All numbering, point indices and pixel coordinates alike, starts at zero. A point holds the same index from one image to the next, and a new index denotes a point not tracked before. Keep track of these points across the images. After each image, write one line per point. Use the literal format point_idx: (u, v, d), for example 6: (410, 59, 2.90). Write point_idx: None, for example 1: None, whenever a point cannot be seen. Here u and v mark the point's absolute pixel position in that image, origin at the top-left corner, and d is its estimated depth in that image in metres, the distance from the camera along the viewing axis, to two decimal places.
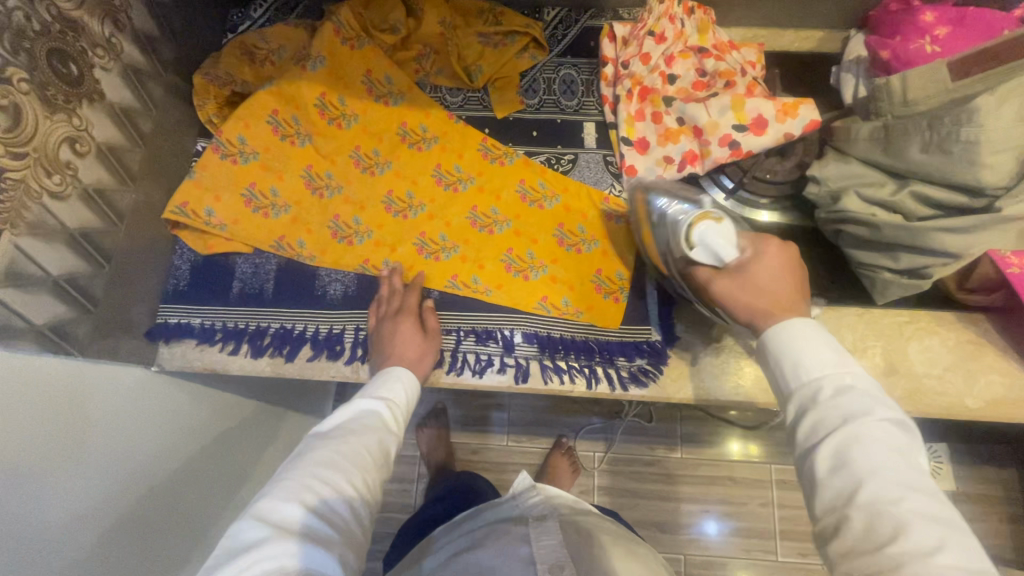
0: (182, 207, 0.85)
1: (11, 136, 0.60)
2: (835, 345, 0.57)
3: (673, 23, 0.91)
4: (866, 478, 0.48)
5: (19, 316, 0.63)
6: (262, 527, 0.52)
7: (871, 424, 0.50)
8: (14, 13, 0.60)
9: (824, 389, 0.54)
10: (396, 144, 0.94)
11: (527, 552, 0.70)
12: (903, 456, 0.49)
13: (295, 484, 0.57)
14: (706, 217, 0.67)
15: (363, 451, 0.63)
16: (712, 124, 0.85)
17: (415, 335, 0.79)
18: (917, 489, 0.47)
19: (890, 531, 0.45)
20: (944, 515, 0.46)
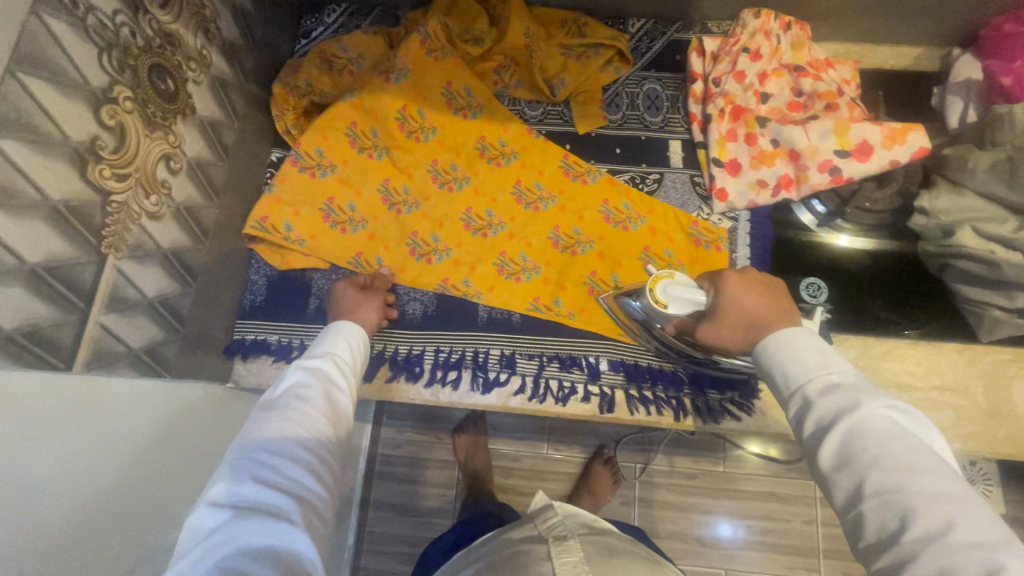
0: (262, 222, 0.84)
1: (116, 158, 0.58)
2: (818, 345, 0.56)
3: (769, 39, 0.87)
4: (868, 472, 0.46)
5: (118, 340, 0.61)
6: (218, 512, 0.51)
7: (861, 414, 0.49)
8: (121, 28, 0.57)
9: (810, 389, 0.53)
10: (475, 158, 0.91)
11: (550, 568, 0.68)
12: (900, 437, 0.47)
13: (245, 457, 0.56)
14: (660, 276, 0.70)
15: (307, 410, 0.61)
16: (812, 149, 0.82)
17: (359, 297, 0.80)
18: (919, 471, 0.45)
19: (902, 522, 0.43)
20: (955, 492, 0.43)
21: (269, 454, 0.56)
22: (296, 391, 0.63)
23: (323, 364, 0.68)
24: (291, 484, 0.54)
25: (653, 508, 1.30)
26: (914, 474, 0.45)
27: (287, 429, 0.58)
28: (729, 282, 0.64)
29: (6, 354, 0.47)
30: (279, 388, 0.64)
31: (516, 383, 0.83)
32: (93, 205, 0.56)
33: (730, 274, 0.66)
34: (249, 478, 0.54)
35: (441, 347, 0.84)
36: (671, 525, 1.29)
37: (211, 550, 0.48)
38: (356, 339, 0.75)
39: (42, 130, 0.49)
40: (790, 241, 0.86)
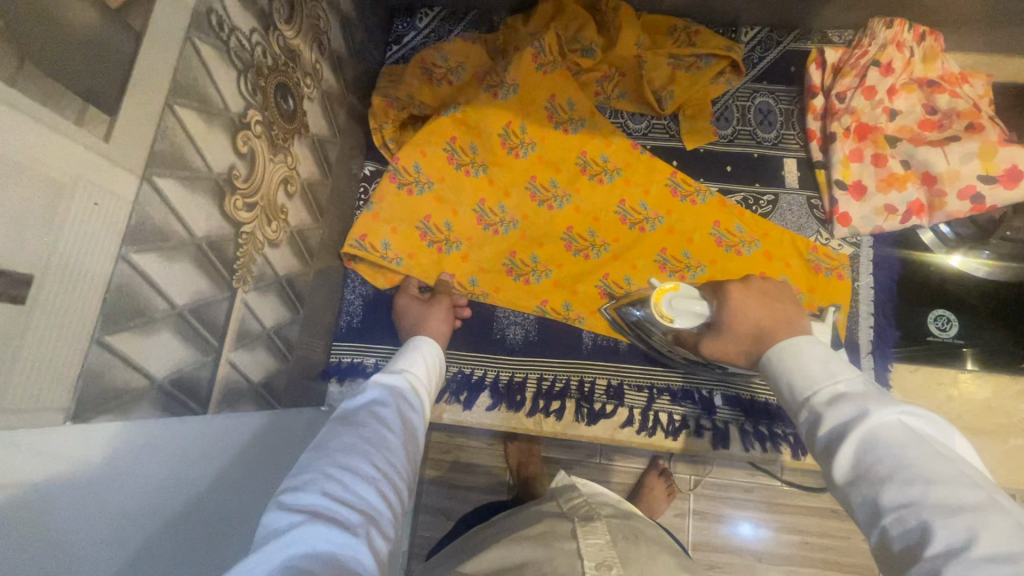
0: (360, 240, 0.80)
1: (247, 187, 0.55)
2: (825, 356, 0.51)
3: (901, 51, 0.80)
4: (883, 483, 0.40)
5: (242, 375, 0.59)
6: (289, 513, 0.43)
7: (867, 422, 0.43)
8: (255, 48, 0.54)
9: (816, 401, 0.48)
10: (576, 174, 0.86)
11: (576, 548, 0.63)
12: (915, 445, 0.41)
13: (321, 462, 0.49)
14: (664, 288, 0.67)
15: (386, 433, 0.55)
16: (953, 173, 0.76)
17: (444, 311, 0.78)
18: (936, 479, 0.38)
19: (921, 538, 0.37)
20: (981, 500, 0.36)
21: (344, 463, 0.49)
22: (373, 406, 0.58)
23: (398, 383, 0.63)
24: (359, 498, 0.47)
25: (708, 521, 1.18)
26: (930, 483, 0.38)
27: (364, 443, 0.52)
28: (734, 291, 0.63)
29: (157, 404, 0.46)
30: (360, 403, 0.58)
31: (623, 415, 0.79)
32: (228, 238, 0.53)
33: (735, 284, 0.64)
34: (323, 483, 0.46)
35: (544, 375, 0.81)
36: (725, 539, 1.17)
37: (278, 550, 0.40)
38: (435, 357, 0.72)
39: (191, 163, 0.46)
40: (916, 268, 0.81)
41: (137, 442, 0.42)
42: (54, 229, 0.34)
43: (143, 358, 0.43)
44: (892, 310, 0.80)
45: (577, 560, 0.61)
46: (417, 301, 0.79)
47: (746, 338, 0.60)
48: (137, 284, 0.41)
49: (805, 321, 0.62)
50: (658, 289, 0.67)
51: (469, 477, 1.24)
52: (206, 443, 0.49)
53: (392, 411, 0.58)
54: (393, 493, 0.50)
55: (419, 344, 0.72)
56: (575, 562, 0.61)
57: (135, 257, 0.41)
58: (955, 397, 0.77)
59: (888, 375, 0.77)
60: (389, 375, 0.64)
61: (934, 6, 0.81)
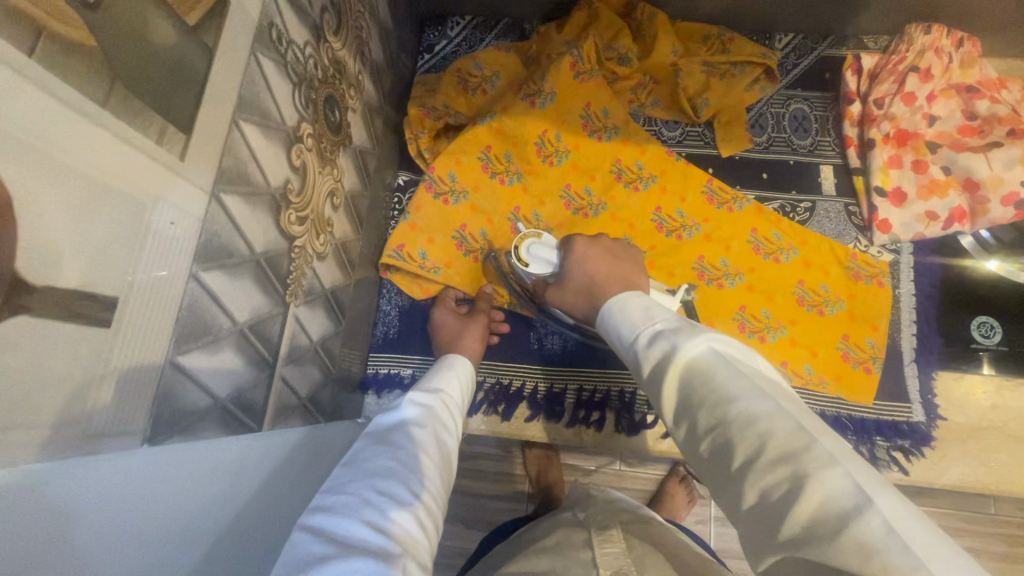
0: (398, 250, 0.80)
1: (299, 201, 0.54)
2: (646, 303, 0.53)
3: (940, 56, 0.80)
4: (698, 410, 0.42)
5: (292, 390, 0.58)
6: (322, 540, 0.40)
7: (679, 356, 0.45)
8: (308, 60, 0.53)
9: (639, 344, 0.49)
10: (610, 182, 0.86)
11: (590, 558, 0.61)
12: (719, 368, 0.42)
13: (357, 484, 0.46)
14: (527, 234, 0.73)
15: (422, 457, 0.53)
16: (995, 180, 0.75)
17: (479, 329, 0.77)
18: (735, 396, 0.40)
19: (728, 455, 0.39)
20: (768, 408, 0.38)
21: (381, 488, 0.47)
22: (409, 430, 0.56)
23: (432, 404, 0.61)
24: (396, 526, 0.44)
25: (734, 529, 1.17)
26: (730, 401, 0.40)
27: (401, 468, 0.50)
28: (579, 244, 0.68)
29: (219, 423, 0.45)
30: (392, 423, 0.56)
31: (664, 425, 0.78)
32: (282, 252, 0.52)
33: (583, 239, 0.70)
34: (358, 508, 0.44)
35: (584, 386, 0.80)
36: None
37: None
38: (467, 374, 0.71)
39: (252, 179, 0.46)
40: (956, 274, 0.80)
41: (210, 459, 0.41)
42: (136, 252, 0.33)
43: (208, 378, 0.43)
44: (934, 316, 0.79)
45: (592, 570, 0.59)
46: (451, 315, 0.79)
47: (581, 291, 0.65)
48: (205, 302, 0.41)
49: (644, 280, 0.66)
50: (523, 235, 0.73)
51: (493, 486, 1.23)
52: (269, 457, 0.49)
53: (428, 435, 0.56)
54: (428, 522, 0.48)
55: (452, 361, 0.71)
56: (590, 571, 0.59)
57: (204, 275, 0.41)
58: (1000, 404, 0.76)
59: (932, 383, 0.77)
60: (421, 395, 0.62)
61: (973, 11, 0.80)
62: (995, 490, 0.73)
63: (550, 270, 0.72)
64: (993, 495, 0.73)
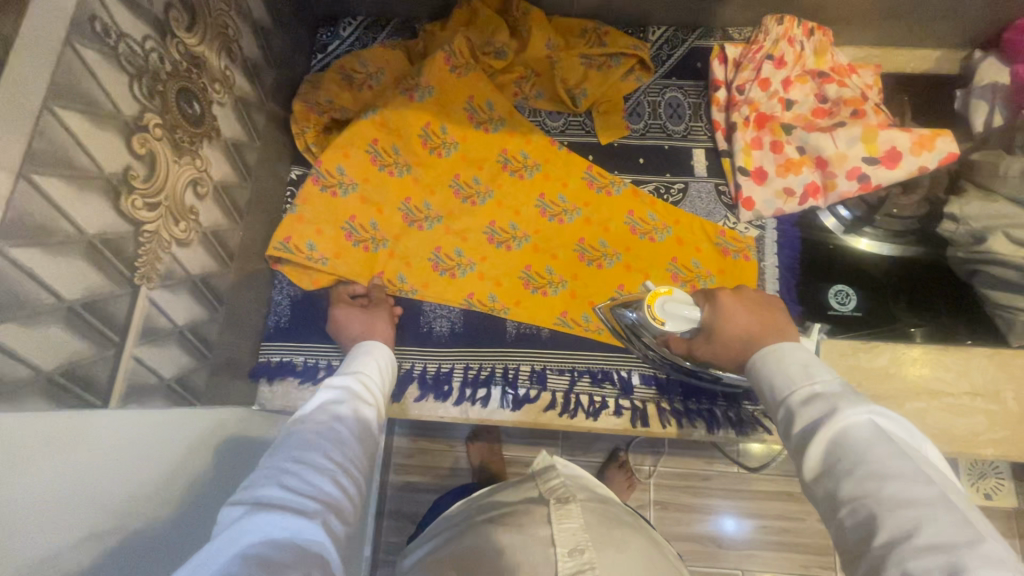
0: (284, 242, 0.82)
1: (147, 187, 0.57)
2: (811, 362, 0.57)
3: (792, 45, 0.87)
4: (843, 478, 0.45)
5: (151, 371, 0.60)
6: (242, 507, 0.46)
7: (839, 419, 0.48)
8: (150, 54, 0.56)
9: (795, 401, 0.53)
10: (497, 171, 0.90)
11: (549, 535, 0.64)
12: (874, 442, 0.46)
13: (276, 458, 0.51)
14: (658, 292, 0.73)
15: (340, 427, 0.57)
16: (840, 156, 0.81)
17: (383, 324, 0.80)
18: (889, 474, 0.43)
19: (872, 528, 0.42)
20: (929, 494, 0.42)
21: (299, 457, 0.51)
22: (332, 405, 0.59)
23: (352, 384, 0.64)
24: (316, 491, 0.49)
25: (670, 511, 1.20)
26: (886, 479, 0.43)
27: (320, 439, 0.54)
28: (724, 298, 0.69)
29: (50, 395, 0.47)
30: (316, 401, 0.60)
31: (546, 399, 0.82)
32: (126, 236, 0.55)
33: (727, 292, 0.71)
34: (280, 479, 0.48)
35: (470, 364, 0.83)
36: (686, 527, 1.19)
37: (234, 541, 0.42)
38: (385, 359, 0.73)
39: (76, 163, 0.48)
40: (816, 246, 0.86)
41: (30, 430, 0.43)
42: None
43: (27, 351, 0.45)
44: (795, 286, 0.84)
45: (550, 549, 0.62)
46: (352, 307, 0.81)
47: (735, 341, 0.66)
48: (15, 276, 0.43)
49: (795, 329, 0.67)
50: (654, 293, 0.73)
51: (431, 479, 1.25)
52: (109, 431, 0.51)
53: (351, 409, 0.60)
54: (348, 484, 0.53)
55: (370, 348, 0.73)
56: (548, 550, 0.62)
57: (14, 251, 0.43)
58: (858, 366, 0.81)
59: None
60: (345, 377, 0.65)
61: (817, 3, 0.87)
62: None
63: (692, 327, 0.72)
64: None
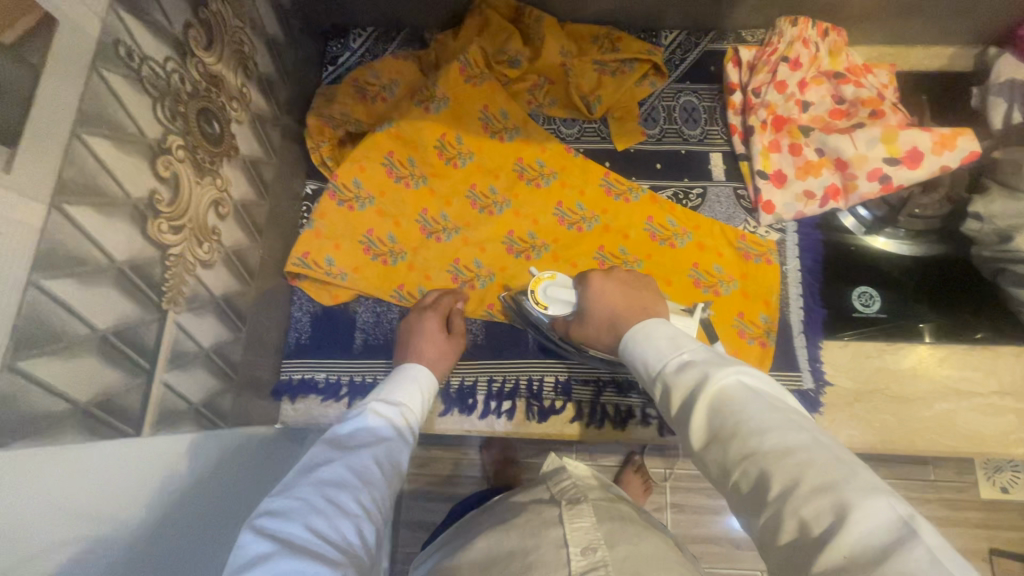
0: (302, 258, 0.81)
1: (171, 211, 0.56)
2: (674, 332, 0.57)
3: (807, 47, 0.86)
4: (731, 440, 0.45)
5: (179, 396, 0.59)
6: (269, 540, 0.44)
7: (710, 384, 0.49)
8: (171, 75, 0.55)
9: (668, 371, 0.53)
10: (514, 180, 0.89)
11: (561, 535, 0.59)
12: (751, 401, 0.46)
13: (308, 488, 0.50)
14: (541, 277, 0.75)
15: (373, 466, 0.56)
16: (861, 157, 0.81)
17: (438, 333, 0.77)
18: (769, 429, 0.44)
19: (764, 485, 0.42)
20: (804, 441, 0.42)
21: (329, 495, 0.50)
22: (372, 438, 0.59)
23: (394, 414, 0.63)
24: (340, 536, 0.47)
25: (688, 513, 1.20)
26: (766, 434, 0.43)
27: (353, 479, 0.53)
28: (595, 279, 0.70)
29: (83, 428, 0.46)
30: (351, 430, 0.59)
31: (572, 409, 0.81)
32: (152, 261, 0.54)
33: (598, 273, 0.72)
34: (305, 513, 0.47)
35: (494, 377, 0.82)
36: (706, 529, 1.18)
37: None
38: (428, 387, 0.71)
39: (105, 190, 0.47)
40: (837, 246, 0.86)
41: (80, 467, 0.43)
42: None
43: (64, 384, 0.44)
44: (818, 287, 0.84)
45: (562, 549, 0.57)
46: (440, 329, 0.77)
47: (604, 323, 0.67)
48: (50, 310, 0.42)
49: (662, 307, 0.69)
50: (538, 279, 0.76)
51: (447, 489, 1.24)
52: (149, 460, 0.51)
53: (389, 447, 0.59)
54: (371, 532, 0.51)
55: (412, 370, 0.71)
56: (560, 550, 0.57)
57: (48, 284, 0.42)
58: (883, 367, 0.81)
59: (819, 352, 0.81)
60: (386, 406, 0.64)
61: (830, 4, 0.87)
62: (883, 448, 0.78)
63: (568, 311, 0.74)
64: (883, 454, 0.78)
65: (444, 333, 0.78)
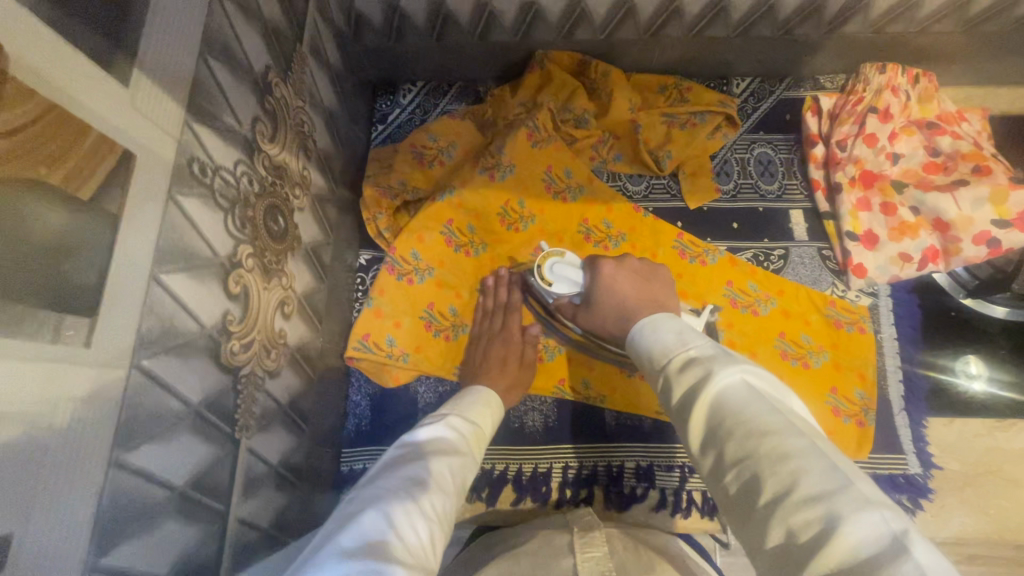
0: (364, 341, 0.76)
1: (241, 329, 0.50)
2: (685, 328, 0.50)
3: (897, 94, 0.79)
4: (726, 440, 0.38)
5: (252, 527, 0.54)
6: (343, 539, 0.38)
7: (713, 384, 0.41)
8: (241, 179, 0.50)
9: (672, 368, 0.46)
10: (580, 243, 0.83)
11: (571, 564, 0.51)
12: (755, 402, 0.39)
13: (386, 483, 0.45)
14: (549, 253, 0.71)
15: (447, 473, 0.49)
16: (966, 219, 0.74)
17: (510, 364, 0.74)
18: (767, 431, 0.36)
19: (754, 489, 0.35)
20: (801, 446, 0.35)
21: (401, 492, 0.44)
22: (447, 446, 0.52)
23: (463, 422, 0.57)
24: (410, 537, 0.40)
25: None
26: (763, 434, 0.36)
27: (427, 481, 0.46)
28: (605, 267, 0.66)
29: None
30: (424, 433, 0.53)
31: (655, 496, 0.75)
32: (225, 390, 0.48)
33: (609, 260, 0.68)
34: (376, 505, 0.42)
35: (570, 463, 0.76)
36: None
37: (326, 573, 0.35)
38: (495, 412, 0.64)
39: (181, 329, 0.42)
40: (935, 310, 0.79)
41: None
42: (33, 472, 0.30)
43: (145, 563, 0.39)
44: (918, 356, 0.77)
45: None
46: (513, 360, 0.74)
47: (611, 315, 0.63)
48: (132, 484, 0.37)
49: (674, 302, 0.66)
50: (546, 254, 0.71)
51: None
52: None
53: (462, 458, 0.52)
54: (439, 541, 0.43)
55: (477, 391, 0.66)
56: None
57: (129, 457, 0.37)
58: (994, 447, 0.74)
59: (924, 431, 0.75)
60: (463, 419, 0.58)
61: (923, 46, 0.80)
62: (1000, 539, 0.71)
63: (575, 292, 0.70)
64: (1000, 545, 0.71)
65: (517, 363, 0.74)
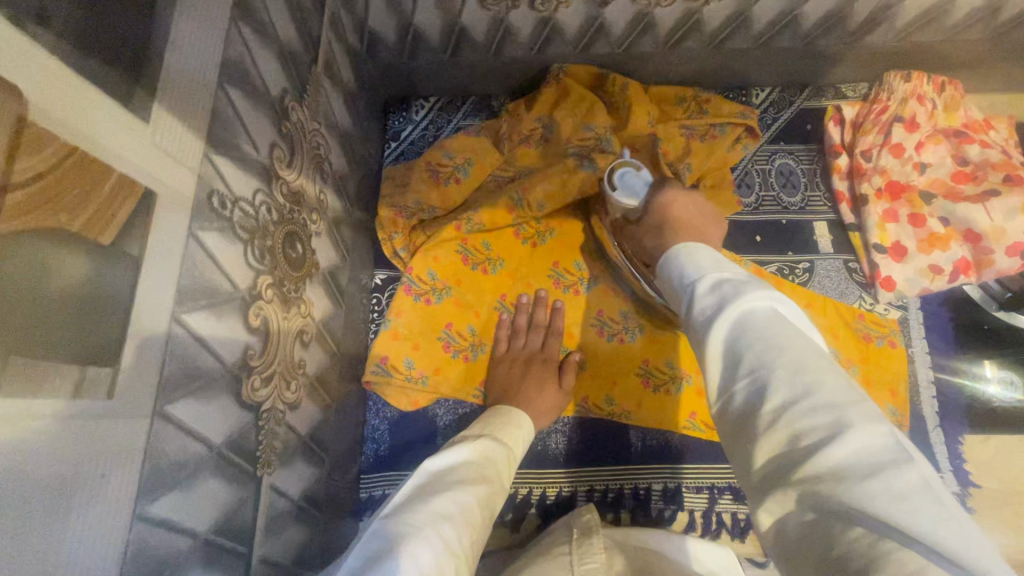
0: (381, 364, 0.75)
1: (262, 362, 0.48)
2: (721, 257, 0.48)
3: (923, 103, 0.78)
4: (741, 349, 0.37)
5: (274, 566, 0.52)
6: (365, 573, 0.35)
7: (741, 301, 0.40)
8: (261, 207, 0.48)
9: (702, 286, 0.45)
10: (600, 253, 0.82)
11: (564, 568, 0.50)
12: (785, 325, 0.37)
13: (411, 513, 0.42)
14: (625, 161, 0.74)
15: (475, 507, 0.46)
16: (998, 230, 0.72)
17: (552, 393, 0.72)
18: (790, 347, 0.35)
19: (761, 394, 0.34)
20: (822, 364, 0.34)
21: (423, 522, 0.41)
22: (472, 475, 0.49)
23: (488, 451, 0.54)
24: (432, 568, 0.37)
25: None
26: (783, 348, 0.35)
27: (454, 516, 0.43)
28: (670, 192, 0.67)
29: None
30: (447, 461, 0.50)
31: (684, 518, 0.73)
32: (247, 428, 0.46)
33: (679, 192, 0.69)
34: (401, 537, 0.39)
35: (595, 485, 0.74)
36: None
37: None
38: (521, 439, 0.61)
39: (204, 368, 0.40)
40: (969, 323, 0.76)
41: None
42: (57, 536, 0.28)
43: None
44: (950, 371, 0.75)
45: None
46: (552, 386, 0.73)
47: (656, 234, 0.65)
48: (155, 537, 0.36)
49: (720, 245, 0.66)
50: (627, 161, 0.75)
51: None
52: None
53: (488, 489, 0.49)
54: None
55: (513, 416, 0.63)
56: None
57: (152, 508, 0.35)
58: None
59: (961, 449, 0.72)
60: (487, 445, 0.55)
61: (948, 53, 0.78)
62: None
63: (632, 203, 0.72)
64: None
65: (556, 390, 0.73)
